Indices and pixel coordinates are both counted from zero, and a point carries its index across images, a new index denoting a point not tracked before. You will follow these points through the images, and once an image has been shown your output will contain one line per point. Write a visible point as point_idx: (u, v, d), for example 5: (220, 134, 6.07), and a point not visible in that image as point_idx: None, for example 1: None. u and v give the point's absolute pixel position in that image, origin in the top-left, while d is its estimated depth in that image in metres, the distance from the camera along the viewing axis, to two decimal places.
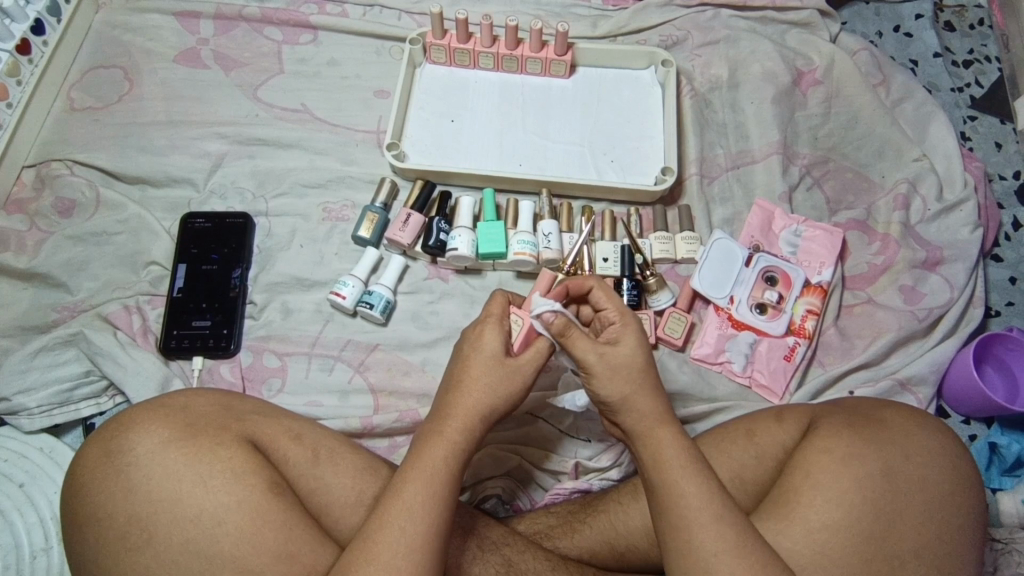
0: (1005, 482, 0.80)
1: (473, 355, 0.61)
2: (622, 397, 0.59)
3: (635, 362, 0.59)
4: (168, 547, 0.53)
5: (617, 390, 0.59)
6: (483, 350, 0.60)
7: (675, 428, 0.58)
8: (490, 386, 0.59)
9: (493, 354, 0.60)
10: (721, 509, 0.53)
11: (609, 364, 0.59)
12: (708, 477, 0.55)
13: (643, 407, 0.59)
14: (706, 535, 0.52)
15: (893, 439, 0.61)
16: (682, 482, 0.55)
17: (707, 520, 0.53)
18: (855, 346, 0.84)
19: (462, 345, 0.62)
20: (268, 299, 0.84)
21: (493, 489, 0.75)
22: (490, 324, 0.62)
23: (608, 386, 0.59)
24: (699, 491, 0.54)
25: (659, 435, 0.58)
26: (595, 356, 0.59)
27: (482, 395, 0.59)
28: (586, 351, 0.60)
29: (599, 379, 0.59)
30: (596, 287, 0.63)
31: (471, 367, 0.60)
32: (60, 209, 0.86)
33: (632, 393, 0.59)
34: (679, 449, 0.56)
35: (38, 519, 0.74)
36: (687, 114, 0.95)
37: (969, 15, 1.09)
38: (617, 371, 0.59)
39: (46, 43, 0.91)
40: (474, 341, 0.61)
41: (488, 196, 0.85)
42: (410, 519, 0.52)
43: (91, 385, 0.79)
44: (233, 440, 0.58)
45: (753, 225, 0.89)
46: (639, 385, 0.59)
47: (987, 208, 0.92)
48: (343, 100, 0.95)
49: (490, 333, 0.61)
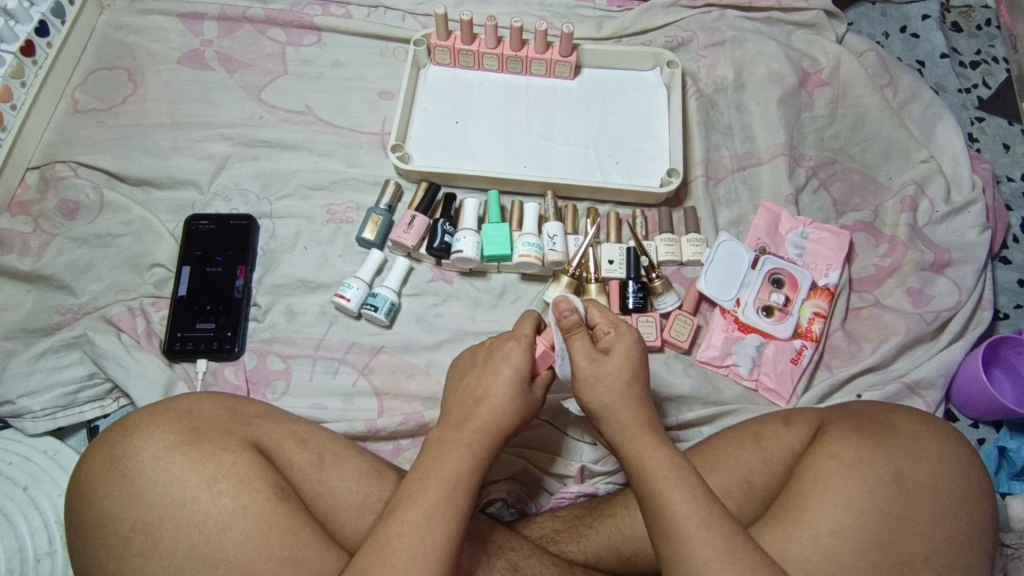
0: (1014, 486, 0.79)
1: (500, 369, 0.61)
2: (603, 407, 0.60)
3: (621, 373, 0.60)
4: (173, 554, 0.53)
5: (598, 399, 0.61)
6: (513, 364, 0.61)
7: (657, 438, 0.58)
8: (512, 399, 0.60)
9: (519, 371, 0.61)
10: (709, 515, 0.53)
11: (597, 371, 0.61)
12: (695, 483, 0.55)
13: (626, 419, 0.59)
14: (695, 541, 0.52)
15: (902, 445, 0.60)
16: (666, 490, 0.54)
17: (696, 526, 0.52)
18: (862, 349, 0.83)
19: (493, 355, 0.62)
20: (272, 301, 0.83)
21: (498, 493, 0.74)
22: (517, 337, 0.62)
23: (591, 395, 0.61)
24: (685, 499, 0.53)
25: (643, 444, 0.58)
26: (587, 359, 0.61)
27: (507, 406, 0.59)
28: (580, 354, 0.61)
29: (584, 386, 0.61)
30: (592, 304, 0.64)
31: (491, 377, 0.61)
32: (64, 210, 0.86)
33: (612, 404, 0.60)
34: (666, 458, 0.56)
35: (42, 523, 0.74)
36: (693, 114, 0.94)
37: (976, 15, 1.08)
38: (601, 378, 0.60)
39: (50, 45, 0.91)
40: (501, 354, 0.62)
41: (493, 198, 0.85)
42: (426, 527, 0.51)
43: (95, 388, 0.79)
44: (240, 445, 0.58)
45: (759, 228, 0.88)
46: (622, 395, 0.60)
47: (996, 210, 0.91)
48: (348, 101, 0.95)
49: (520, 348, 0.62)
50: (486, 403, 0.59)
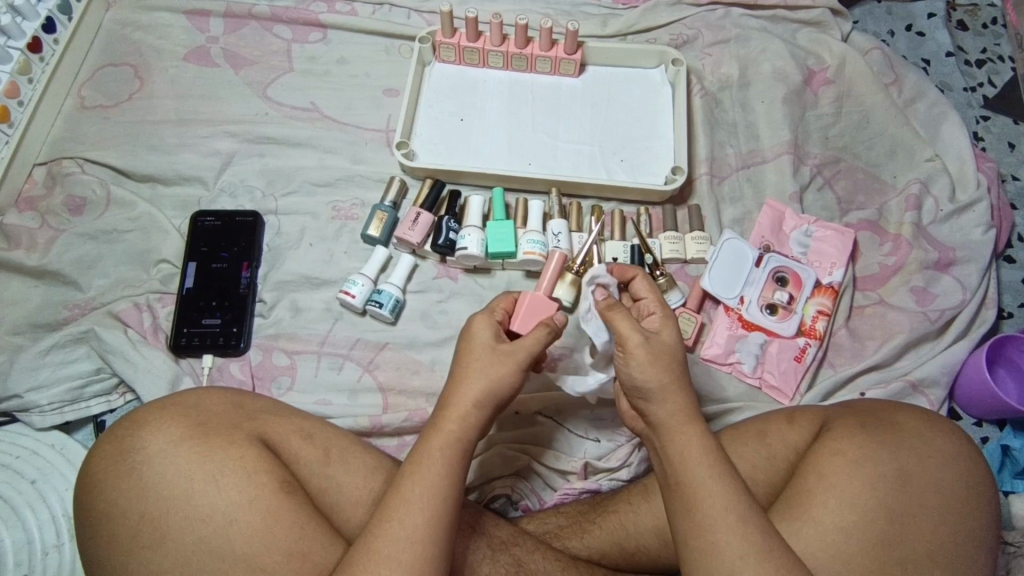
0: (1017, 485, 0.79)
1: (471, 346, 0.61)
2: (660, 386, 0.58)
3: (670, 351, 0.60)
4: (180, 546, 0.53)
5: (656, 378, 0.58)
6: (476, 338, 0.61)
7: (699, 425, 0.57)
8: (486, 370, 0.59)
9: (488, 341, 0.60)
10: (745, 512, 0.53)
11: (654, 347, 0.59)
12: (730, 477, 0.55)
13: (670, 402, 0.58)
14: (728, 535, 0.52)
15: (908, 442, 0.60)
16: (704, 481, 0.54)
17: (731, 521, 0.52)
18: (866, 348, 0.83)
19: (462, 337, 0.63)
20: (277, 298, 0.84)
21: (502, 489, 0.75)
22: (482, 314, 0.63)
23: (643, 373, 0.58)
24: (724, 492, 0.53)
25: (683, 430, 0.57)
26: (641, 335, 0.59)
27: (476, 380, 0.58)
28: (633, 330, 0.59)
29: (639, 362, 0.58)
30: (636, 278, 0.65)
31: (465, 354, 0.60)
32: (71, 207, 0.87)
33: (664, 386, 0.58)
34: (701, 447, 0.56)
35: (50, 516, 0.75)
36: (698, 113, 0.95)
37: (982, 14, 1.08)
38: (657, 356, 0.59)
39: (57, 41, 0.91)
40: (469, 335, 0.61)
41: (498, 195, 0.86)
42: (422, 517, 0.52)
43: (103, 383, 0.80)
44: (244, 439, 0.58)
45: (763, 225, 0.88)
46: (666, 381, 0.58)
47: (1000, 209, 0.91)
48: (353, 98, 0.95)
49: (483, 321, 0.62)
50: (466, 383, 0.58)
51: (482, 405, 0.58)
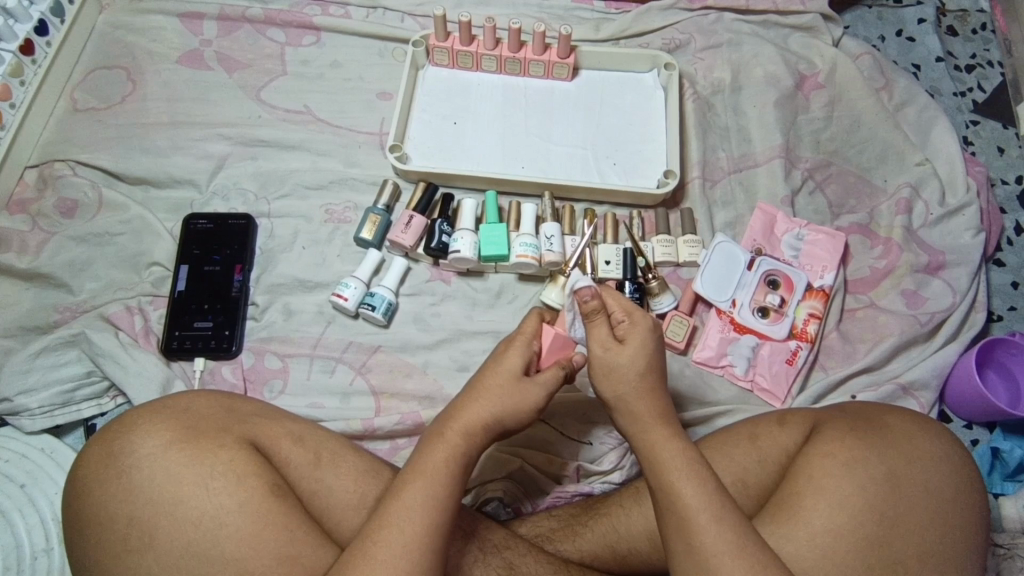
0: (1008, 487, 0.79)
1: (493, 369, 0.60)
2: (617, 398, 0.60)
3: (636, 364, 0.59)
4: (169, 551, 0.53)
5: (613, 389, 0.60)
6: (502, 364, 0.60)
7: (672, 429, 0.58)
8: (500, 399, 0.59)
9: (514, 371, 0.60)
10: (722, 511, 0.53)
11: (609, 360, 0.60)
12: (707, 478, 0.55)
13: (640, 409, 0.59)
14: (705, 533, 0.52)
15: (896, 444, 0.61)
16: (680, 482, 0.54)
17: (707, 520, 0.52)
18: (858, 350, 0.84)
19: (493, 355, 0.62)
20: (270, 301, 0.84)
21: (494, 492, 0.74)
22: (518, 339, 0.62)
23: (605, 384, 0.60)
24: (698, 492, 0.54)
25: (657, 434, 0.58)
26: (600, 348, 0.60)
27: (489, 405, 0.58)
28: (597, 341, 0.60)
29: (598, 373, 0.60)
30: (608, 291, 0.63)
31: (484, 377, 0.60)
32: (62, 209, 0.86)
33: (627, 394, 0.59)
34: (678, 451, 0.56)
35: (38, 520, 0.74)
36: (690, 116, 0.95)
37: (972, 19, 1.09)
38: (617, 368, 0.59)
39: (50, 44, 0.91)
40: (498, 358, 0.61)
41: (490, 198, 0.85)
42: (407, 520, 0.52)
43: (93, 386, 0.79)
44: (237, 443, 0.58)
45: (755, 229, 0.89)
46: (635, 387, 0.59)
47: (990, 213, 0.92)
48: (346, 102, 0.96)
49: (515, 349, 0.61)
50: (476, 403, 0.58)
51: (490, 425, 0.58)
